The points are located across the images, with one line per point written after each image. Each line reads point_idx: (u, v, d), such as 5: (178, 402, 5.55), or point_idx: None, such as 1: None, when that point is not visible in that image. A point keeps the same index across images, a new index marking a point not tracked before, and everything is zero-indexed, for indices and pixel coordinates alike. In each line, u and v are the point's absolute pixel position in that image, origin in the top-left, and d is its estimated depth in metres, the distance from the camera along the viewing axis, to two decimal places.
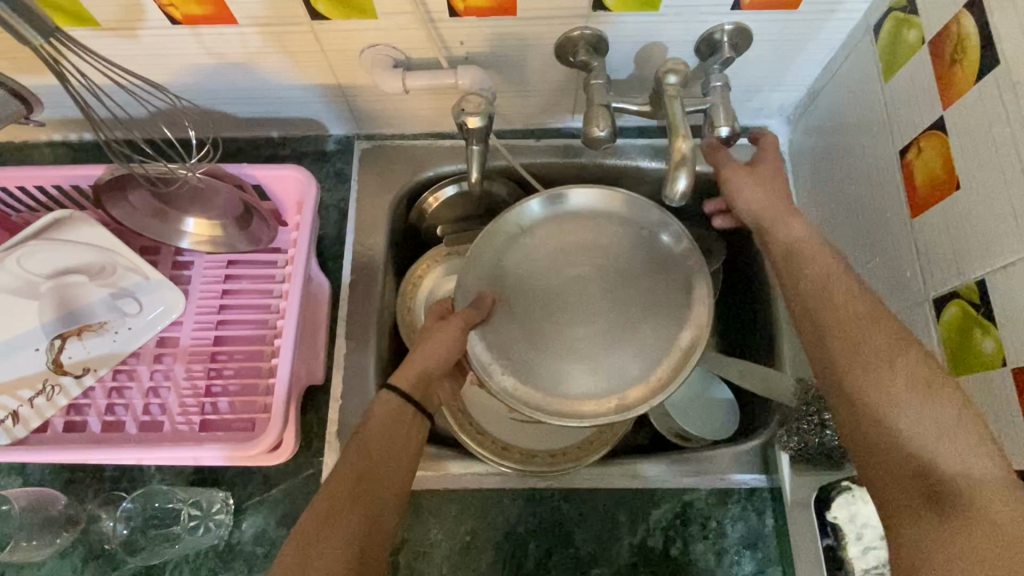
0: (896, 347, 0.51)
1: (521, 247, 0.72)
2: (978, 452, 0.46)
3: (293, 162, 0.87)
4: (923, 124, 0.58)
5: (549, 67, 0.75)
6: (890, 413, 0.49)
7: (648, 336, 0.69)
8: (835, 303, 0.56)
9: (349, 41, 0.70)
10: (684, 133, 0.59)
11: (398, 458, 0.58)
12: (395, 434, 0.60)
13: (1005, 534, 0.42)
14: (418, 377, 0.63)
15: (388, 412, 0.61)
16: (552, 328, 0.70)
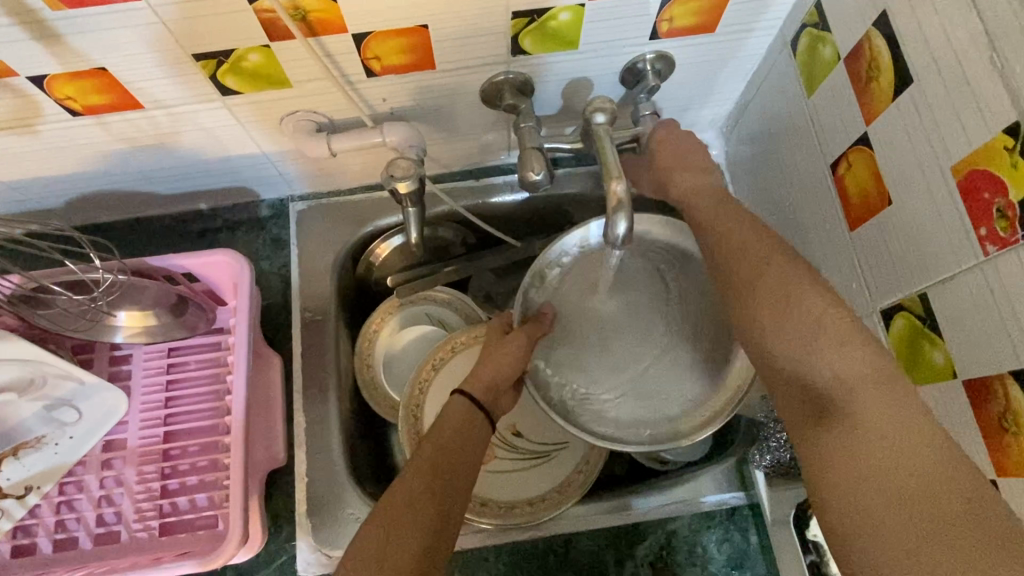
0: (770, 272, 0.53)
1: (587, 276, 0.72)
2: (848, 353, 0.47)
3: (226, 234, 0.83)
4: (850, 140, 0.58)
5: (477, 112, 0.74)
6: (768, 336, 0.51)
7: (698, 366, 0.68)
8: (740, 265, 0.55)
9: (266, 111, 0.68)
10: (616, 176, 0.58)
11: (470, 457, 0.58)
12: (467, 434, 0.60)
13: (882, 430, 0.44)
14: (486, 387, 0.65)
15: (459, 414, 0.62)
16: (592, 357, 0.69)
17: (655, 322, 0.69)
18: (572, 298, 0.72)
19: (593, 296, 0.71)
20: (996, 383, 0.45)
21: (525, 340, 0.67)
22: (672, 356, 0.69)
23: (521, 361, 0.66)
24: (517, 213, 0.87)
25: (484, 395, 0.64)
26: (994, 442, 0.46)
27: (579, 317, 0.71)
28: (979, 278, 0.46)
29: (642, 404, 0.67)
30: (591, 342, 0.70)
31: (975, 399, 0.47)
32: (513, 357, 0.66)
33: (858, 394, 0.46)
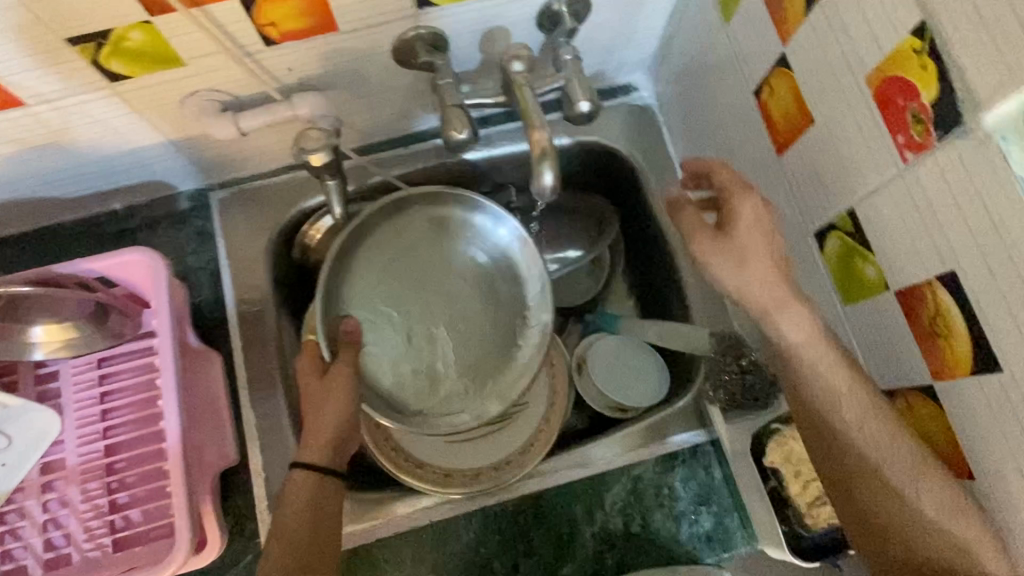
0: (892, 442, 0.49)
1: (429, 237, 0.71)
2: (985, 542, 0.45)
3: (145, 232, 0.78)
4: (769, 63, 0.57)
5: (393, 74, 0.70)
6: (908, 526, 0.49)
7: (490, 358, 0.71)
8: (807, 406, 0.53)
9: (163, 94, 0.63)
10: (537, 124, 0.56)
11: (327, 534, 0.57)
12: (319, 510, 0.57)
13: None
14: (327, 444, 0.59)
15: (306, 489, 0.58)
16: (395, 333, 0.70)
17: (459, 302, 0.71)
18: (410, 235, 0.71)
19: (424, 245, 0.71)
20: (925, 289, 0.46)
21: (347, 374, 0.61)
22: (460, 341, 0.71)
23: (352, 402, 0.60)
24: (452, 178, 0.84)
25: (328, 458, 0.59)
26: (928, 349, 0.47)
27: (400, 266, 0.71)
28: (901, 186, 0.45)
29: (427, 387, 0.70)
30: (394, 294, 0.70)
31: (908, 308, 0.48)
32: (339, 401, 0.60)
33: None
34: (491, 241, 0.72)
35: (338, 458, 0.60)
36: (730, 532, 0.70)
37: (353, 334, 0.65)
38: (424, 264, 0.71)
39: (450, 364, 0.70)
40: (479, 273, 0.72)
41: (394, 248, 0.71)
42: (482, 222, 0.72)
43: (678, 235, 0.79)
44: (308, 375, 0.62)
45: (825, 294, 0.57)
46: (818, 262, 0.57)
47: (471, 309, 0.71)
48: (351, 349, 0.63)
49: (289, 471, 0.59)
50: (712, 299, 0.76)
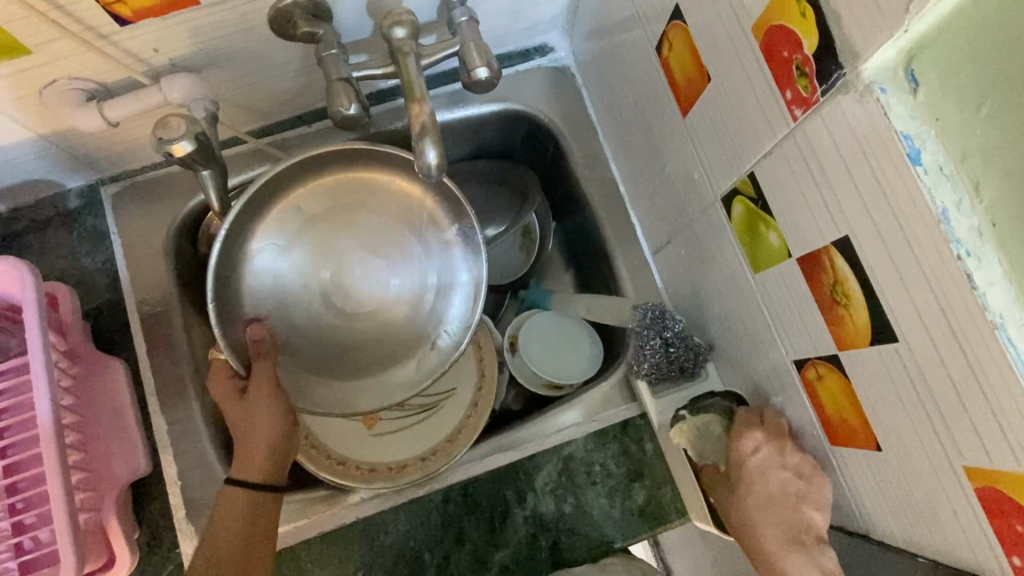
0: None
1: (314, 208, 0.62)
2: None
3: (36, 235, 0.73)
4: (665, 16, 0.53)
5: (278, 49, 0.65)
6: None
7: (430, 306, 0.64)
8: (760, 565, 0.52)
9: (15, 86, 0.57)
10: (419, 97, 0.51)
11: (259, 554, 0.54)
12: (253, 531, 0.54)
13: None
14: (260, 462, 0.55)
15: (239, 510, 0.53)
16: (305, 319, 0.61)
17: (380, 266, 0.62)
18: (290, 227, 0.62)
19: (306, 234, 0.62)
20: (823, 255, 0.43)
21: (268, 391, 0.55)
22: (398, 306, 0.63)
23: (281, 421, 0.55)
24: None
25: (264, 475, 0.55)
26: (831, 318, 0.45)
27: (293, 253, 0.62)
28: (793, 145, 0.42)
29: (364, 367, 0.63)
30: (301, 288, 0.61)
31: (810, 275, 0.45)
32: (265, 422, 0.54)
33: None
34: (338, 193, 0.63)
35: (275, 475, 0.56)
36: (664, 504, 0.69)
37: (263, 345, 0.58)
38: (306, 258, 0.62)
39: (394, 333, 0.63)
40: (369, 227, 0.63)
41: (281, 240, 0.62)
42: (313, 182, 0.63)
43: (601, 204, 0.75)
44: (228, 397, 0.57)
45: (737, 262, 0.54)
46: (727, 228, 0.54)
47: (394, 268, 0.63)
48: (265, 360, 0.56)
49: (223, 486, 0.54)
50: (638, 268, 0.73)
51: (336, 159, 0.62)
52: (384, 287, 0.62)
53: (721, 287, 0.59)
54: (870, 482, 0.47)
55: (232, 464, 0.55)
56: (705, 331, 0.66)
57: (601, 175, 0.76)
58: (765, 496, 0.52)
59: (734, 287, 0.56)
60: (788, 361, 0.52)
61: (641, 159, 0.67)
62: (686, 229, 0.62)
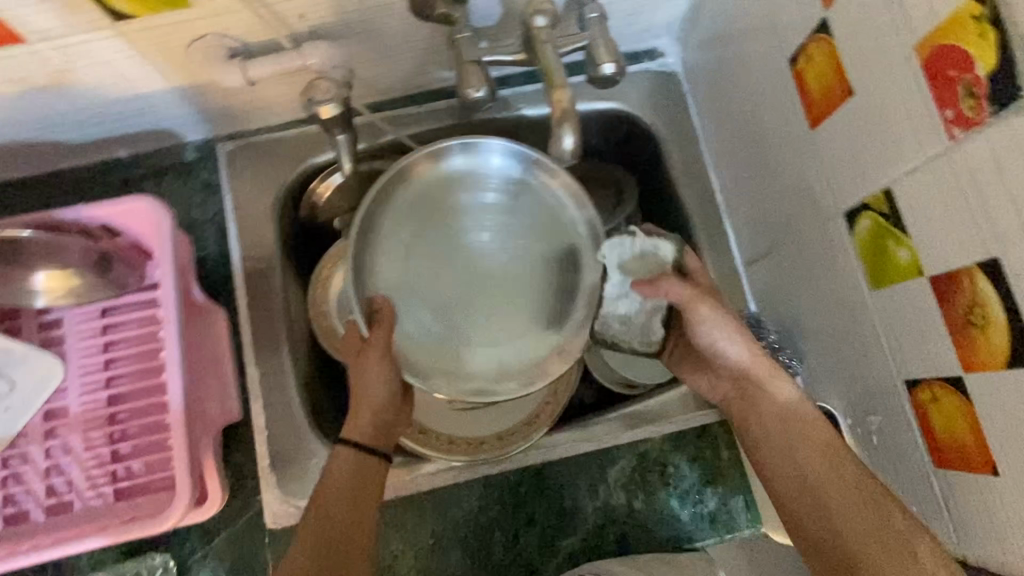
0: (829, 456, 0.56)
1: (438, 193, 0.65)
2: (867, 512, 0.52)
3: (153, 183, 0.77)
4: (807, 29, 0.54)
5: (409, 27, 0.66)
6: (831, 504, 0.54)
7: (548, 290, 0.65)
8: (784, 435, 0.59)
9: (168, 38, 0.60)
10: (560, 83, 0.53)
11: (367, 504, 0.55)
12: (360, 486, 0.56)
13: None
14: (370, 425, 0.58)
15: (346, 466, 0.56)
16: (429, 297, 0.64)
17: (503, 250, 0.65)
18: (413, 217, 0.64)
19: (428, 224, 0.65)
20: (963, 277, 0.43)
21: (379, 356, 0.58)
22: (519, 287, 0.65)
23: (390, 383, 0.58)
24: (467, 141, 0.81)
25: (373, 439, 0.58)
26: (959, 337, 0.45)
27: (420, 237, 0.64)
28: (945, 166, 0.43)
29: (482, 349, 0.64)
30: (426, 274, 0.64)
31: (943, 294, 0.46)
32: (375, 386, 0.57)
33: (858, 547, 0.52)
34: (456, 183, 0.65)
35: (383, 439, 0.59)
36: (733, 513, 0.70)
37: (383, 314, 0.58)
38: (431, 245, 0.65)
39: (514, 317, 0.65)
40: (489, 215, 0.65)
41: (407, 225, 0.64)
42: (434, 174, 0.64)
43: (697, 210, 0.76)
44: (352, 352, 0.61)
45: (853, 276, 0.55)
46: (847, 243, 0.55)
47: (516, 253, 0.66)
48: (383, 325, 0.58)
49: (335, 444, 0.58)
50: (729, 277, 0.74)
51: (457, 149, 0.63)
52: (509, 270, 0.66)
53: (828, 301, 0.59)
54: (976, 507, 0.47)
55: (345, 423, 0.58)
56: (799, 348, 0.65)
57: (700, 182, 0.77)
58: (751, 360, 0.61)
59: (845, 302, 0.57)
60: (897, 380, 0.53)
61: (751, 168, 0.68)
62: (794, 242, 0.63)
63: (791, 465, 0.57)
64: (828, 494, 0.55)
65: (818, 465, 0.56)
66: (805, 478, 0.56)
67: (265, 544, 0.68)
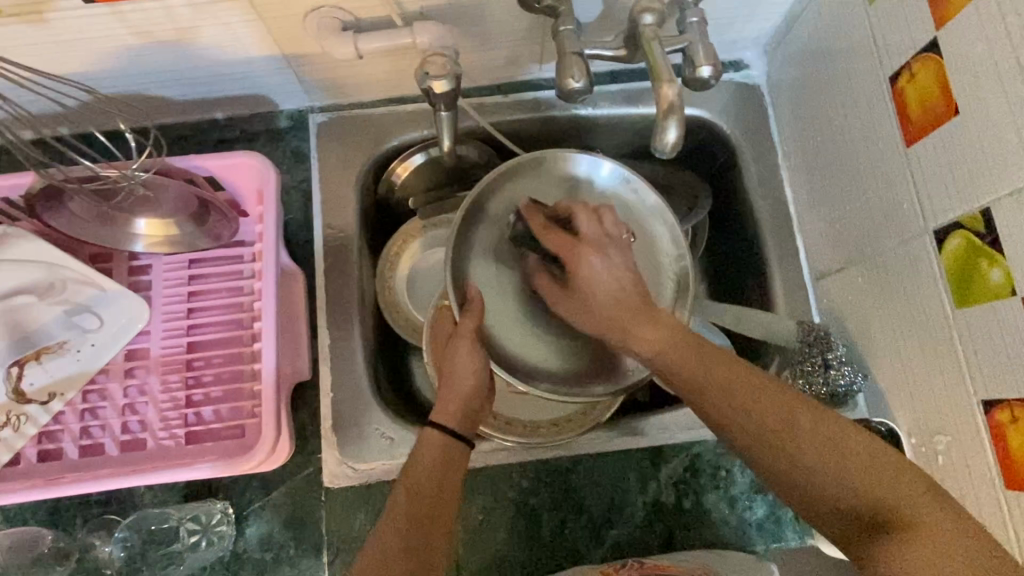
0: (782, 399, 0.49)
1: (529, 199, 0.65)
2: (835, 439, 0.47)
3: (244, 145, 0.79)
4: (915, 48, 0.55)
5: (513, 16, 0.69)
6: (827, 455, 0.47)
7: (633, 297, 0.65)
8: (722, 380, 0.50)
9: (290, 6, 0.62)
10: (668, 78, 0.55)
11: (453, 487, 0.55)
12: (446, 472, 0.55)
13: (893, 495, 0.45)
14: (461, 411, 0.59)
15: (437, 449, 0.56)
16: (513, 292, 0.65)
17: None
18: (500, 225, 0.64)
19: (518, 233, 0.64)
20: None
21: (470, 343, 0.60)
22: None
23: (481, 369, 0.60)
24: (547, 134, 0.83)
25: (461, 425, 0.59)
26: None
27: (514, 236, 0.65)
28: None
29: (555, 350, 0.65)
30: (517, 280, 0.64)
31: None
32: (466, 369, 0.60)
33: (869, 478, 0.46)
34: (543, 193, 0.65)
35: (469, 426, 0.59)
36: (782, 523, 0.70)
37: (474, 304, 0.61)
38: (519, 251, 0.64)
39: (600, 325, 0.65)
40: None
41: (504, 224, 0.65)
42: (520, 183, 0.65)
43: (768, 221, 0.77)
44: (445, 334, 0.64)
45: (934, 297, 0.56)
46: (933, 261, 0.55)
47: None
48: (474, 314, 0.60)
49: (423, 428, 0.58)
50: (796, 290, 0.75)
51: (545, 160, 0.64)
52: None
53: (905, 318, 0.60)
54: None
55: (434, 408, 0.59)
56: (865, 363, 0.66)
57: (774, 194, 0.78)
58: (615, 318, 0.54)
59: (924, 320, 0.57)
60: (973, 400, 0.53)
61: (835, 183, 0.69)
62: (874, 257, 0.64)
63: (739, 415, 0.50)
64: (779, 430, 0.48)
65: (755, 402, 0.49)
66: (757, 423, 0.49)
67: (320, 502, 0.69)
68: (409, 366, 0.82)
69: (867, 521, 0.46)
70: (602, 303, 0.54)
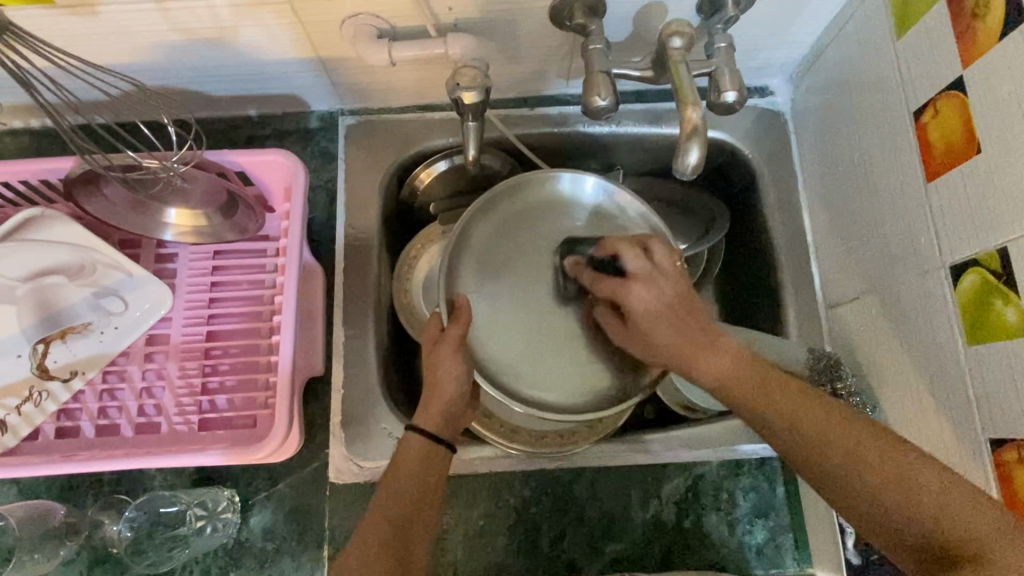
0: (855, 427, 0.50)
1: (507, 223, 0.67)
2: (910, 466, 0.48)
3: (274, 143, 0.82)
4: (940, 85, 0.56)
5: (544, 32, 0.70)
6: (901, 479, 0.47)
7: None
8: (790, 411, 0.52)
9: (328, 12, 0.64)
10: (692, 102, 0.56)
11: (432, 493, 0.58)
12: (425, 477, 0.58)
13: (972, 530, 0.44)
14: (443, 416, 0.60)
15: (417, 454, 0.59)
16: (506, 300, 0.66)
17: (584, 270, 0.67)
18: (487, 260, 0.66)
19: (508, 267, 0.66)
20: None
21: (454, 350, 0.59)
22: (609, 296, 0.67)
23: (463, 378, 0.59)
24: (569, 149, 0.84)
25: (442, 428, 0.60)
26: None
27: (512, 250, 0.67)
28: None
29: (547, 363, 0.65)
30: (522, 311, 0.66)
31: None
32: (451, 377, 0.59)
33: (948, 509, 0.45)
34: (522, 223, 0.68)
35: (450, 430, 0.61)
36: (781, 549, 0.70)
37: (461, 312, 0.60)
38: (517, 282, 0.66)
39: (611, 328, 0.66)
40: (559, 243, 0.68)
41: (501, 236, 0.67)
42: (498, 218, 0.67)
43: (785, 246, 0.77)
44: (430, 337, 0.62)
45: (946, 333, 0.56)
46: (948, 297, 0.56)
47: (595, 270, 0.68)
48: (460, 324, 0.60)
49: (406, 430, 0.60)
50: (808, 318, 0.75)
51: (520, 188, 0.68)
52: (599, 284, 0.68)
53: (916, 352, 0.60)
54: None
55: (415, 411, 0.60)
56: (874, 395, 0.66)
57: (792, 221, 0.78)
58: (682, 348, 0.56)
59: (936, 354, 0.57)
60: (981, 438, 0.53)
61: (854, 213, 0.69)
62: (888, 289, 0.64)
63: (806, 443, 0.51)
64: (852, 460, 0.49)
65: (824, 433, 0.50)
66: (829, 455, 0.50)
67: (325, 497, 0.70)
68: (419, 368, 0.83)
69: (943, 556, 0.45)
70: (658, 337, 0.56)
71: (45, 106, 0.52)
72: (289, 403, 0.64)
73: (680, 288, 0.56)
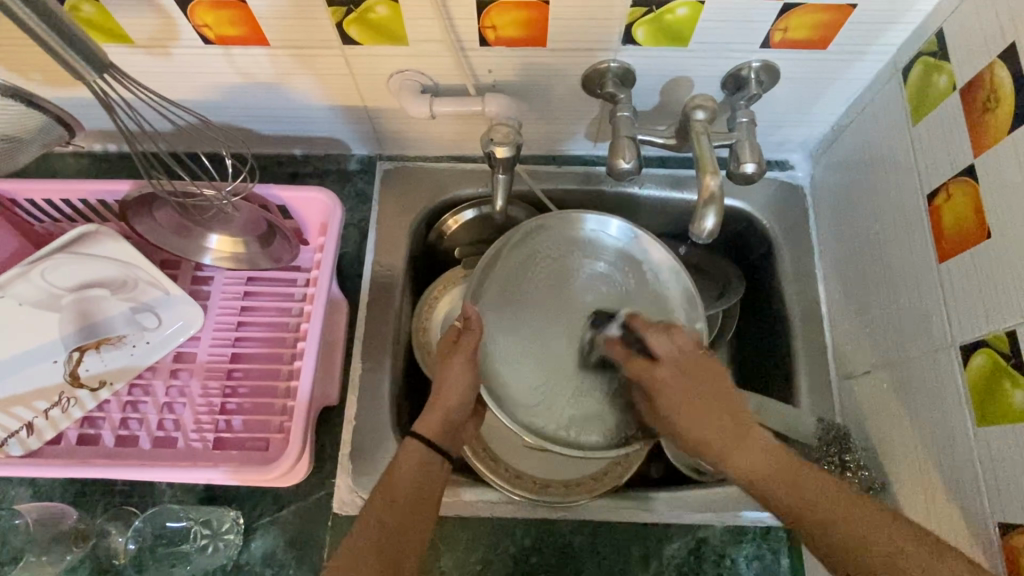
0: (834, 492, 0.53)
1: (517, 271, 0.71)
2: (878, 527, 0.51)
3: (315, 181, 0.87)
4: (952, 171, 0.58)
5: (574, 96, 0.74)
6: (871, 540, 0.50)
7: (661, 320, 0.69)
8: (807, 492, 0.53)
9: (378, 67, 0.69)
10: (712, 169, 0.59)
11: (424, 508, 0.57)
12: (423, 485, 0.58)
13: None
14: (441, 427, 0.61)
15: (413, 462, 0.59)
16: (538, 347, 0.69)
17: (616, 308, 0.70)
18: (504, 311, 0.69)
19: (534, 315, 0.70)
20: None
21: (464, 359, 0.62)
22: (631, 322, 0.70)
23: (471, 388, 0.62)
24: (593, 206, 0.87)
25: (436, 434, 0.61)
26: None
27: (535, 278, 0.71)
28: None
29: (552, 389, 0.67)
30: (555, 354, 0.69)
31: None
32: (458, 384, 0.62)
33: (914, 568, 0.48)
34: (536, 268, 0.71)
35: (448, 441, 0.62)
36: None
37: (473, 321, 0.63)
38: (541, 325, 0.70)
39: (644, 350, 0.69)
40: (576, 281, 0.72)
41: (529, 264, 0.71)
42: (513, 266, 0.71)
43: (800, 314, 0.78)
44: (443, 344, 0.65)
45: (957, 413, 0.56)
46: (958, 376, 0.56)
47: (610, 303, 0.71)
48: (473, 332, 0.63)
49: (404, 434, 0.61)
50: (821, 388, 0.75)
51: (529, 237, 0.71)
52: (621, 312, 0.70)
53: (927, 429, 0.60)
54: None
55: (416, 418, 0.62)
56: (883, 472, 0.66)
57: (807, 292, 0.79)
58: (707, 438, 0.58)
59: (945, 433, 0.57)
60: (988, 521, 0.52)
61: (870, 289, 0.70)
62: (901, 364, 0.64)
63: (817, 517, 0.52)
64: (832, 521, 0.52)
65: (828, 515, 0.52)
66: (812, 518, 0.52)
67: (326, 527, 0.71)
68: None
69: None
70: (686, 423, 0.59)
71: (124, 133, 0.57)
72: (303, 430, 0.66)
73: (699, 369, 0.60)
